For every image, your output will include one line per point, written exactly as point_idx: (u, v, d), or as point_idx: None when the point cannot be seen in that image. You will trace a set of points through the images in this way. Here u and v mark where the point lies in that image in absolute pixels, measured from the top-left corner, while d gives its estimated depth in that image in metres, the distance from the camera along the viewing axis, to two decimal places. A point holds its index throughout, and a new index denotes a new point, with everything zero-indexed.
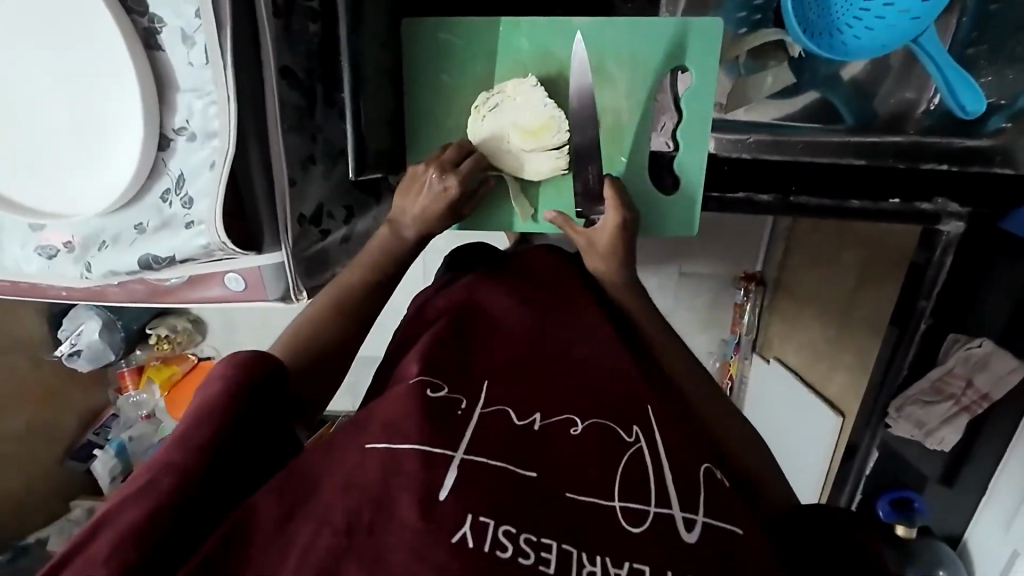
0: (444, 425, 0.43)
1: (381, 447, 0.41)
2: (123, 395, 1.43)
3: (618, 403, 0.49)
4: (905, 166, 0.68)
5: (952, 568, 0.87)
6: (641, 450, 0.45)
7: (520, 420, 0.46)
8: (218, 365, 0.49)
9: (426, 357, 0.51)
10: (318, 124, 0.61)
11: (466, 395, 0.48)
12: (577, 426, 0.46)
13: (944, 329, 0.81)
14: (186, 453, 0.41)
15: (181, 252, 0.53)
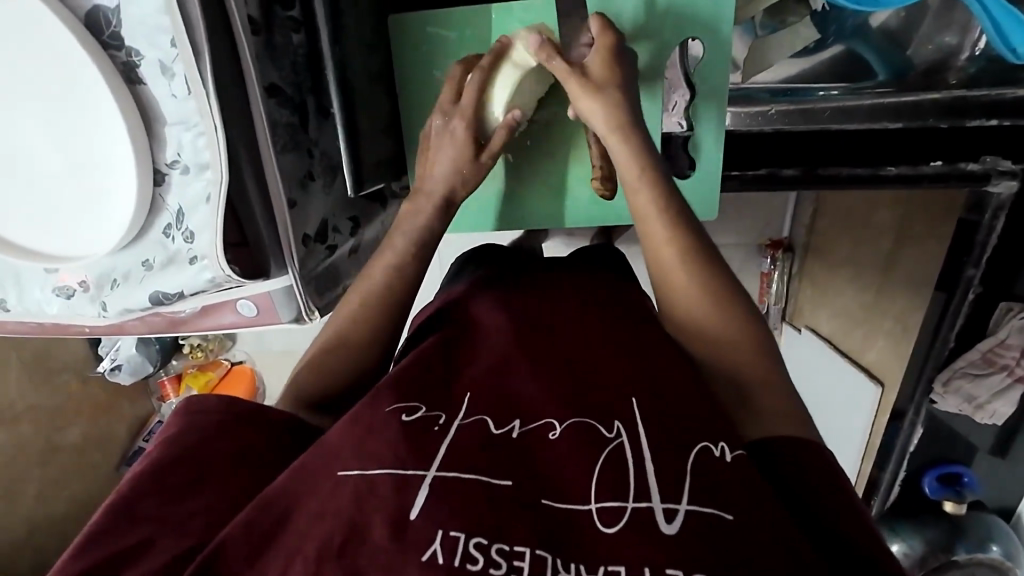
0: (417, 444, 0.42)
1: (354, 473, 0.41)
2: (166, 402, 1.49)
3: (601, 399, 0.45)
4: (948, 127, 0.61)
5: (1006, 541, 0.86)
6: (621, 446, 0.41)
7: (498, 428, 0.44)
8: (202, 405, 0.49)
9: (407, 374, 0.49)
10: (313, 139, 0.59)
11: (445, 409, 0.46)
12: (555, 430, 0.43)
13: (995, 298, 0.74)
14: (182, 501, 0.42)
15: (190, 288, 0.52)
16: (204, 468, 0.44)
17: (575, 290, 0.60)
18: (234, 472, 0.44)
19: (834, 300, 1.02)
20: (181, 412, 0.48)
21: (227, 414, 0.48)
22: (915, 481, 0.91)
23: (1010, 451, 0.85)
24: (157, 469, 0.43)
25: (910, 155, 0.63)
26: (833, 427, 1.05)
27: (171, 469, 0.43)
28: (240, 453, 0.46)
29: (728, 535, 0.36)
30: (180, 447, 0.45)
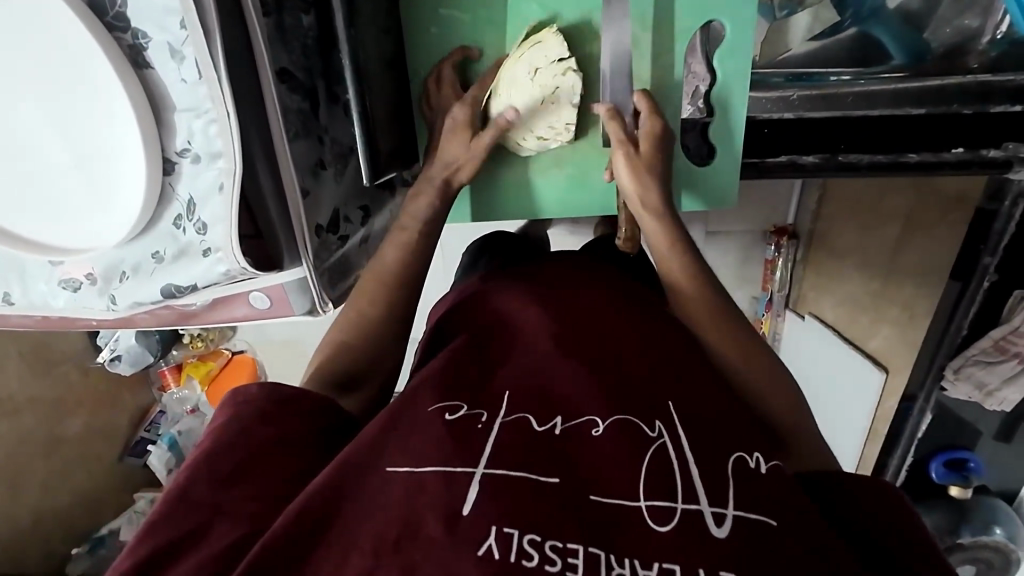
0: (464, 441, 0.42)
1: (403, 470, 0.41)
2: (167, 392, 1.49)
3: (643, 397, 0.46)
4: (971, 112, 0.60)
5: (1010, 525, 0.88)
6: (664, 447, 0.42)
7: (540, 424, 0.45)
8: (250, 391, 0.49)
9: (446, 376, 0.49)
10: (324, 125, 0.57)
11: (486, 406, 0.46)
12: (598, 426, 0.44)
13: (1009, 286, 0.74)
14: (232, 490, 0.42)
15: (203, 281, 0.51)
16: (253, 457, 0.44)
17: (604, 291, 0.60)
18: (280, 462, 0.44)
19: (836, 286, 1.02)
20: (226, 404, 0.48)
21: (273, 402, 0.48)
22: (921, 466, 0.91)
23: (1015, 436, 0.85)
24: (207, 459, 0.43)
25: (932, 140, 0.62)
26: (836, 411, 1.06)
27: (221, 458, 0.43)
28: (279, 441, 0.45)
29: (777, 543, 0.38)
30: (227, 436, 0.45)
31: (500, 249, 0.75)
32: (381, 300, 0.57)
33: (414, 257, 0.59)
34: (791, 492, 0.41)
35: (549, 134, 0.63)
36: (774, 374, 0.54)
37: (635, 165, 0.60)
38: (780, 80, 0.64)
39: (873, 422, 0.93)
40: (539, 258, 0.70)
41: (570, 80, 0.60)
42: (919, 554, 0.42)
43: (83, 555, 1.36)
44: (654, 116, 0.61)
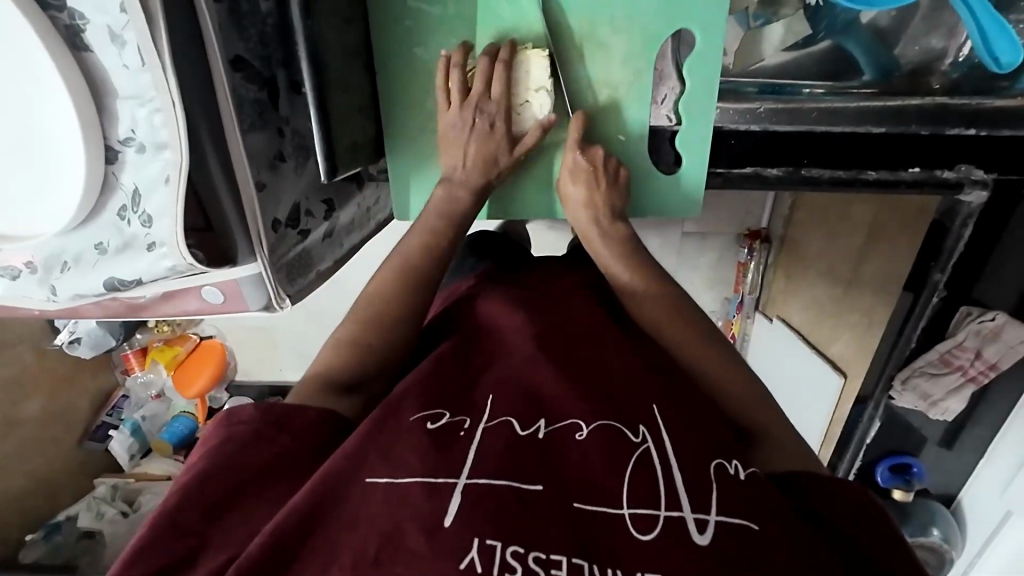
0: (447, 452, 0.43)
1: (382, 481, 0.41)
2: (131, 376, 1.52)
3: (627, 404, 0.47)
4: (928, 133, 0.61)
5: (944, 525, 0.92)
6: (648, 452, 0.43)
7: (523, 429, 0.45)
8: (246, 410, 0.48)
9: (427, 387, 0.50)
10: (284, 117, 0.56)
11: (468, 414, 0.47)
12: (581, 431, 0.44)
13: (956, 302, 0.77)
14: (226, 516, 0.42)
15: (148, 276, 0.49)
16: (248, 483, 0.44)
17: (592, 304, 0.61)
18: (273, 490, 0.44)
19: (806, 289, 1.07)
20: (220, 422, 0.48)
21: (269, 424, 0.48)
22: (867, 471, 0.95)
23: (957, 443, 0.88)
24: (200, 481, 0.43)
25: (891, 159, 0.63)
26: (797, 412, 1.10)
27: (214, 481, 0.43)
28: (274, 465, 0.46)
29: (759, 550, 0.38)
30: (221, 457, 0.45)
31: (488, 245, 0.78)
32: (376, 302, 0.58)
33: (392, 263, 0.61)
34: (770, 499, 0.41)
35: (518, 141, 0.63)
36: (738, 379, 0.54)
37: (564, 198, 0.66)
38: (754, 90, 0.65)
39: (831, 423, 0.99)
40: (526, 266, 0.71)
41: (540, 101, 0.61)
42: (880, 564, 0.42)
43: (38, 541, 1.31)
44: (567, 153, 0.63)
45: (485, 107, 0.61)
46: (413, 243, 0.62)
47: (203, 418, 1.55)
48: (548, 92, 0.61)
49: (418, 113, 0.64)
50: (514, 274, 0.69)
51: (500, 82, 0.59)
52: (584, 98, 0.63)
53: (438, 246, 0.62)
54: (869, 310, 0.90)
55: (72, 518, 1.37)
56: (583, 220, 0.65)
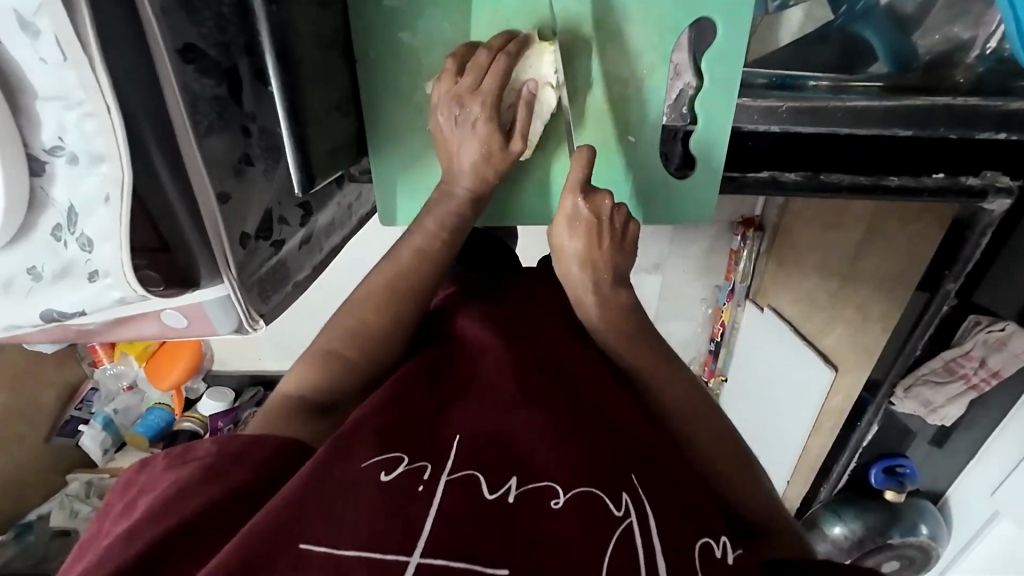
0: (402, 515, 0.38)
1: (321, 549, 0.37)
2: (100, 368, 1.45)
3: (608, 466, 0.43)
4: (957, 137, 0.57)
5: (932, 523, 0.94)
6: (630, 528, 0.39)
7: (492, 491, 0.40)
8: (206, 446, 0.44)
9: (387, 423, 0.45)
10: (250, 113, 0.48)
11: (430, 459, 0.42)
12: (558, 498, 0.40)
13: (964, 310, 0.76)
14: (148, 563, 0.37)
15: (94, 309, 0.42)
16: (186, 529, 0.39)
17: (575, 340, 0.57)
18: (210, 539, 0.39)
19: (797, 284, 1.13)
20: (179, 457, 0.44)
21: (225, 463, 0.42)
22: (862, 472, 0.96)
23: (947, 443, 0.89)
24: (137, 524, 0.39)
25: (915, 164, 0.59)
26: (789, 402, 1.14)
27: (151, 526, 0.38)
28: (218, 512, 0.40)
29: None
30: (163, 499, 0.40)
31: (486, 247, 0.72)
32: (348, 327, 0.51)
33: (377, 275, 0.54)
34: None
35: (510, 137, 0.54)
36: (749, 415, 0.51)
37: (556, 251, 0.57)
38: (761, 82, 0.61)
39: (822, 411, 1.05)
40: (517, 274, 0.65)
41: (546, 97, 0.55)
42: None
43: (8, 542, 1.25)
44: (566, 197, 0.54)
45: (469, 105, 0.52)
46: (406, 249, 0.54)
47: (179, 410, 1.49)
48: (555, 88, 0.55)
49: (407, 107, 0.57)
50: (496, 286, 0.63)
51: (495, 76, 0.52)
52: (592, 92, 0.57)
53: (432, 255, 0.54)
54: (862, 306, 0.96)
55: (45, 517, 1.31)
56: (578, 284, 0.56)
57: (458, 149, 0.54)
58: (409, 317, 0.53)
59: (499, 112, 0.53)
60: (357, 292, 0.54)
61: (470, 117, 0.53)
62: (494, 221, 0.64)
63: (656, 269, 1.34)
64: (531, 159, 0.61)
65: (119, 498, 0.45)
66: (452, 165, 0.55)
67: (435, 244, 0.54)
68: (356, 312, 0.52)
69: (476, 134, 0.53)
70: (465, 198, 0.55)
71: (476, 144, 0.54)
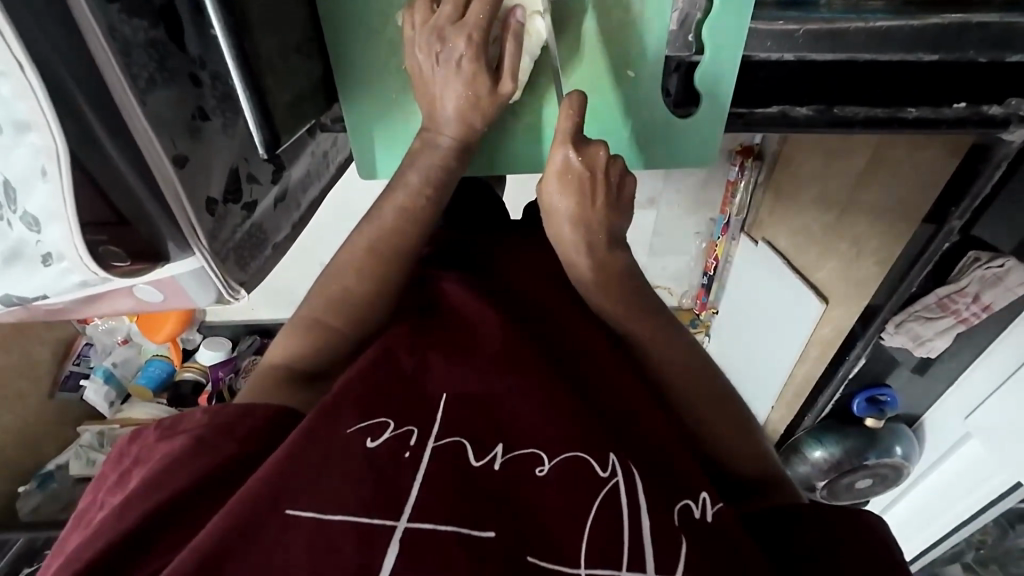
0: (390, 479, 0.38)
1: (309, 515, 0.36)
2: (92, 324, 1.45)
3: (595, 431, 0.44)
4: (987, 61, 0.51)
5: (905, 443, 1.00)
6: (616, 488, 0.40)
7: (479, 459, 0.41)
8: (197, 414, 0.43)
9: (372, 388, 0.44)
10: (198, 58, 0.42)
11: (418, 423, 0.42)
12: (543, 465, 0.41)
13: (964, 247, 0.75)
14: (130, 522, 0.37)
15: (55, 293, 0.40)
16: (184, 496, 0.39)
17: (570, 306, 0.56)
18: (203, 509, 0.39)
19: (792, 215, 1.11)
20: (173, 425, 0.43)
21: (214, 432, 0.41)
22: (846, 401, 1.02)
23: (929, 369, 0.92)
24: (132, 494, 0.39)
25: (938, 93, 0.54)
26: (775, 332, 1.18)
27: (148, 494, 0.38)
28: (210, 480, 0.40)
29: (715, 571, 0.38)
30: (154, 471, 0.39)
31: (477, 200, 0.69)
32: (331, 298, 0.49)
33: (365, 236, 0.50)
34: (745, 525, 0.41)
35: (499, 75, 0.49)
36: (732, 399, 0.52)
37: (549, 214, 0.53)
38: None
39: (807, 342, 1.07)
40: (510, 231, 0.63)
41: (535, 26, 0.49)
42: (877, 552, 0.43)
43: (33, 492, 1.31)
44: (556, 148, 0.49)
45: (453, 41, 0.47)
46: (389, 208, 0.50)
47: (179, 361, 1.51)
48: (545, 16, 0.49)
49: (379, 43, 0.51)
50: (490, 247, 0.61)
51: (480, 6, 0.46)
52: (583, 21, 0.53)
53: (419, 214, 0.51)
54: (857, 238, 0.94)
55: (63, 466, 1.36)
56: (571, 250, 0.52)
57: (440, 94, 0.49)
58: (397, 283, 0.51)
59: (486, 49, 0.48)
60: (341, 257, 0.51)
61: (454, 55, 0.47)
62: (482, 173, 0.60)
63: (651, 204, 1.32)
64: (525, 100, 0.56)
65: (110, 470, 0.44)
66: (437, 111, 0.50)
67: (420, 201, 0.51)
68: (340, 277, 0.49)
69: (460, 76, 0.48)
70: (449, 149, 0.51)
71: (460, 86, 0.48)
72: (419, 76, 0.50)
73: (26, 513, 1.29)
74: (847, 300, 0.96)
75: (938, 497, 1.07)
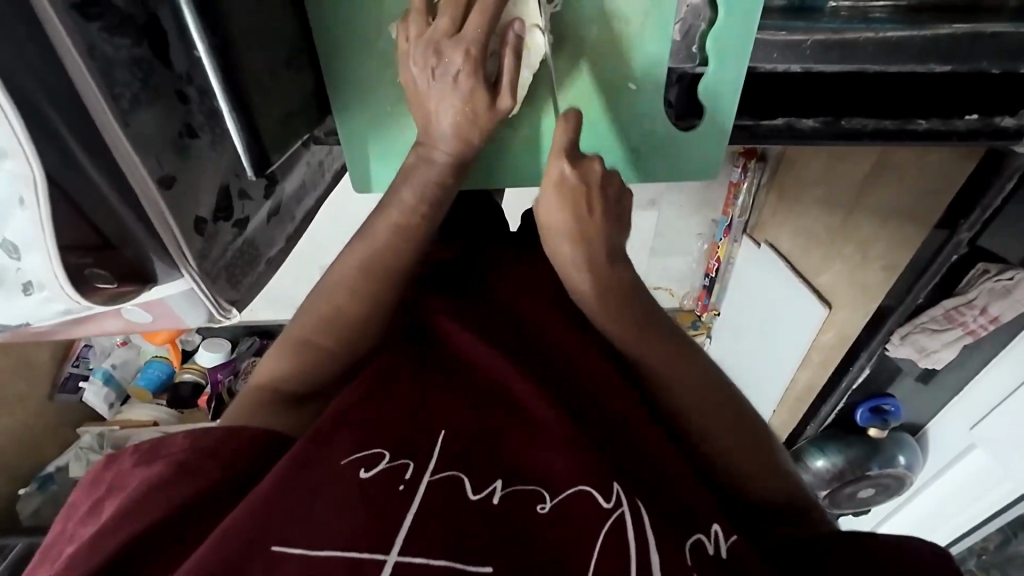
0: (381, 513, 0.37)
1: (297, 551, 0.35)
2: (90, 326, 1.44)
3: (599, 459, 0.42)
4: (1001, 72, 0.49)
5: (908, 452, 0.99)
6: (621, 518, 0.38)
7: (476, 493, 0.39)
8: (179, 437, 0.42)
9: (367, 416, 0.43)
10: (185, 75, 0.41)
11: (413, 455, 0.41)
12: (544, 503, 0.39)
13: (973, 258, 0.73)
14: (112, 551, 0.36)
15: (37, 320, 0.39)
16: (165, 524, 0.38)
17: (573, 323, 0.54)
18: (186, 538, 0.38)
19: (795, 219, 1.09)
20: (154, 451, 0.41)
21: (200, 457, 0.40)
22: (849, 410, 1.01)
23: (934, 379, 0.91)
24: (112, 521, 0.37)
25: (947, 105, 0.52)
26: (777, 336, 1.16)
27: (127, 523, 0.37)
28: (192, 506, 0.39)
29: None
30: (134, 497, 0.38)
31: (476, 210, 0.68)
32: (322, 317, 0.48)
33: (359, 254, 0.49)
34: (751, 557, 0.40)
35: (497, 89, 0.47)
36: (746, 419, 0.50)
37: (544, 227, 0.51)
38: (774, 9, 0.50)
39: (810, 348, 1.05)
40: (509, 244, 0.62)
41: (535, 41, 0.48)
42: None
43: (32, 494, 1.31)
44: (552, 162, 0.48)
45: (450, 55, 0.45)
46: (383, 225, 0.49)
47: (178, 362, 1.50)
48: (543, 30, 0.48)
49: (373, 55, 0.50)
50: (488, 261, 0.59)
51: (478, 18, 0.45)
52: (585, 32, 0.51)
53: (413, 231, 0.49)
54: (862, 244, 0.93)
55: (63, 468, 1.36)
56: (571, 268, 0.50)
57: (436, 109, 0.48)
58: (387, 301, 0.49)
59: (485, 63, 0.46)
60: (333, 274, 0.49)
61: (451, 69, 0.46)
62: (479, 185, 0.58)
63: (653, 205, 1.30)
64: (524, 112, 0.54)
65: (82, 499, 0.42)
66: (433, 126, 0.48)
67: (415, 218, 0.49)
68: (333, 296, 0.48)
69: (457, 90, 0.46)
70: (446, 165, 0.49)
71: (457, 100, 0.47)
72: (414, 90, 0.48)
73: (26, 515, 1.29)
74: (851, 307, 0.95)
75: (945, 505, 1.06)
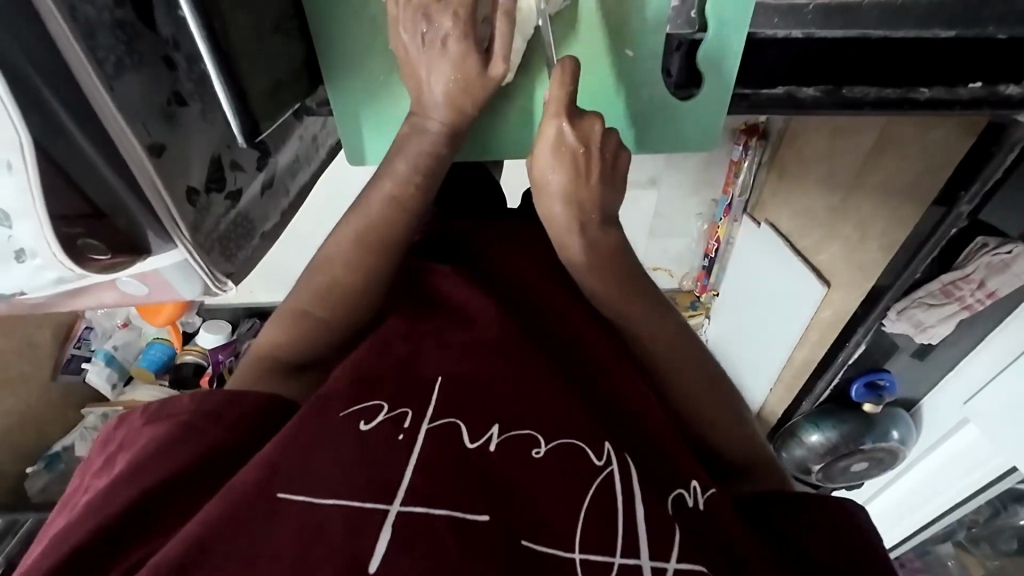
0: (383, 460, 0.38)
1: (299, 499, 0.35)
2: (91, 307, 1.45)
3: (589, 423, 0.44)
4: (1006, 37, 0.48)
5: (903, 426, 1.01)
6: (610, 476, 0.40)
7: (473, 441, 0.40)
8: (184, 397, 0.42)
9: (364, 373, 0.44)
10: (170, 39, 0.40)
11: (410, 405, 0.42)
12: (539, 447, 0.41)
13: (973, 232, 0.73)
14: (117, 508, 0.36)
15: (33, 289, 0.39)
16: (168, 487, 0.38)
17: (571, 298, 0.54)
18: (188, 500, 0.38)
19: (794, 197, 1.09)
20: (152, 417, 0.42)
21: (203, 419, 0.41)
22: (845, 386, 1.02)
23: (930, 355, 0.91)
24: (116, 481, 0.38)
25: (949, 71, 0.51)
26: (776, 312, 1.16)
27: (133, 480, 0.37)
28: (200, 466, 0.39)
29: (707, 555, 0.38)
30: (138, 462, 0.38)
31: (473, 184, 0.68)
32: (320, 292, 0.48)
33: (354, 224, 0.49)
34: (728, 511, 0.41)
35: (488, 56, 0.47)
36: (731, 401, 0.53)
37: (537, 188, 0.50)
38: None
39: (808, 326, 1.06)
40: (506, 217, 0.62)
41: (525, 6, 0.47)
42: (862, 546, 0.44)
43: (41, 472, 1.33)
44: (549, 122, 0.47)
45: (439, 21, 0.45)
46: (376, 197, 0.49)
47: (179, 344, 1.51)
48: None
49: (362, 21, 0.49)
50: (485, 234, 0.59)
51: None
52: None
53: (406, 203, 0.49)
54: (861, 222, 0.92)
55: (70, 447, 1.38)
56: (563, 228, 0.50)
57: (427, 75, 0.47)
58: (383, 281, 0.49)
59: (474, 28, 0.46)
60: (333, 241, 0.49)
61: (440, 34, 0.45)
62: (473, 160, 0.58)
63: (652, 184, 1.29)
64: (520, 81, 0.53)
65: (97, 454, 0.43)
66: (424, 94, 0.48)
67: (409, 188, 0.49)
68: (334, 266, 0.48)
69: (447, 56, 0.46)
70: (438, 135, 0.48)
71: (447, 67, 0.46)
72: (404, 57, 0.47)
73: (36, 492, 1.32)
74: (847, 283, 0.95)
75: (933, 480, 1.08)
